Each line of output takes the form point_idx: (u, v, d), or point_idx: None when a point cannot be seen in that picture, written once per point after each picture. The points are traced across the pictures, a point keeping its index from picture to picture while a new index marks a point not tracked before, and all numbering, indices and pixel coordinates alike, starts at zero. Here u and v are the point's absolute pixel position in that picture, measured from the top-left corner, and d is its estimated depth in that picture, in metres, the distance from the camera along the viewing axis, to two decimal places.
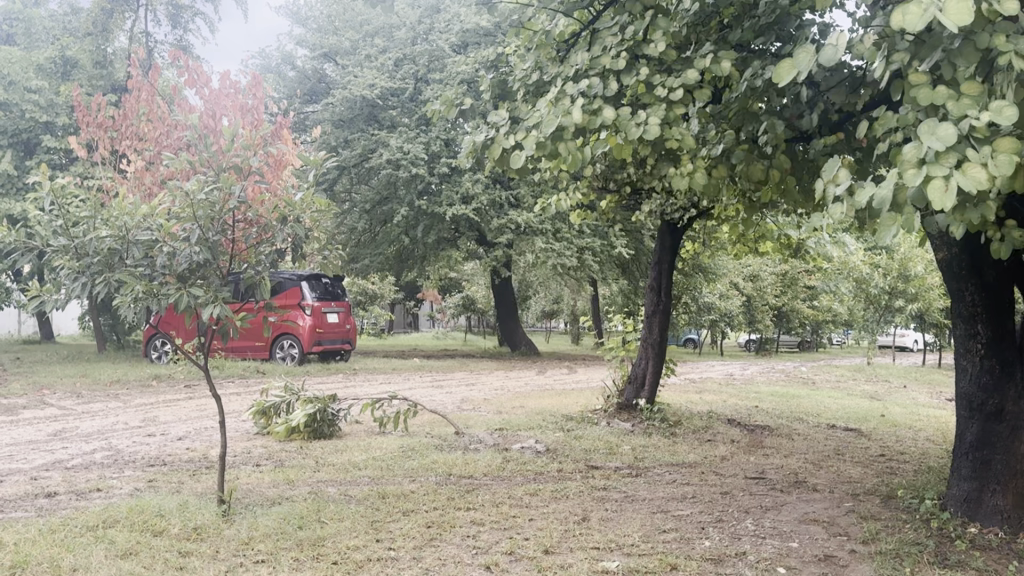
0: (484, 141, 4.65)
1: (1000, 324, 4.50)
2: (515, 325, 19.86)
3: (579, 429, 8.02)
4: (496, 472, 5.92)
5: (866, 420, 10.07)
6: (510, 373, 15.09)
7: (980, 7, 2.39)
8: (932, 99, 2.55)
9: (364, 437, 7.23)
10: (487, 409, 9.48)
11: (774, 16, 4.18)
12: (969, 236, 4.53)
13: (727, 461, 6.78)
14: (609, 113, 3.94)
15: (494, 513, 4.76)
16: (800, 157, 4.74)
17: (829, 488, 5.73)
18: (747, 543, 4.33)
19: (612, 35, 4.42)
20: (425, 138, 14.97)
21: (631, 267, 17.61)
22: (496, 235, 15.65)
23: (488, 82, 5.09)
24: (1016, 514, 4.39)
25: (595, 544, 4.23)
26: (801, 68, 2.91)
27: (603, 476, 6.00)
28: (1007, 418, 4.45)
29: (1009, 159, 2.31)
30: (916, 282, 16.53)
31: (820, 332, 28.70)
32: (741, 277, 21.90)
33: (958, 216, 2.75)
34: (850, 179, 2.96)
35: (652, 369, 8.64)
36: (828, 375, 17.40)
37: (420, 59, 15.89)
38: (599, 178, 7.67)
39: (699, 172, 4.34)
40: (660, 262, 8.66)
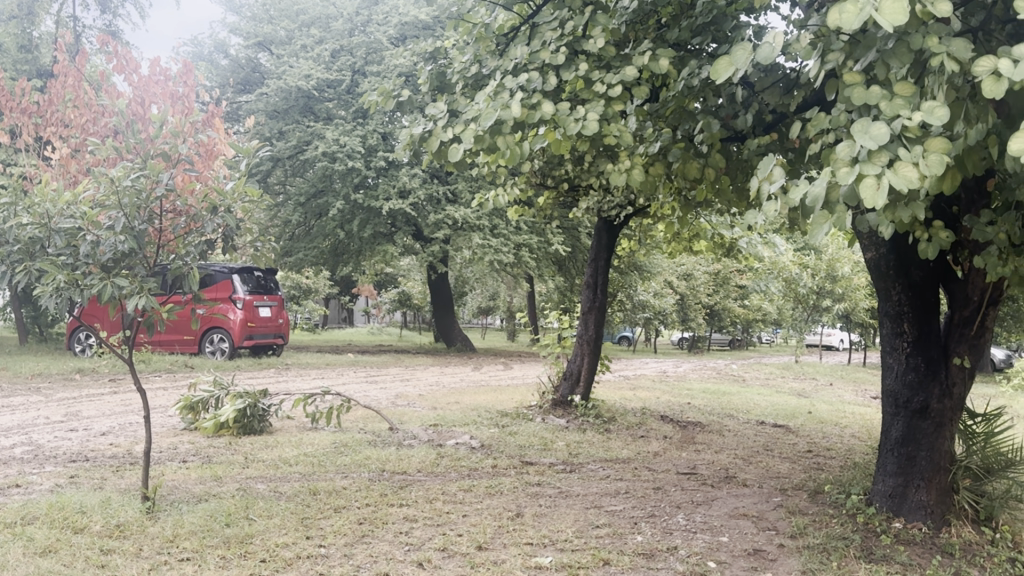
0: (421, 134, 4.57)
1: (925, 322, 4.60)
2: (451, 321, 19.78)
3: (513, 425, 8.02)
4: (430, 467, 5.87)
5: (794, 417, 10.26)
6: (445, 369, 15.03)
7: (914, 8, 2.42)
8: (866, 99, 2.58)
9: (296, 433, 7.11)
10: (422, 405, 9.40)
11: (710, 16, 4.20)
12: (896, 236, 4.63)
13: (659, 457, 6.83)
14: (549, 108, 3.91)
15: (427, 509, 4.71)
16: (734, 157, 4.78)
17: (758, 483, 5.83)
18: (679, 537, 4.36)
19: (551, 30, 4.40)
20: (362, 131, 14.82)
21: (568, 264, 17.70)
22: (433, 230, 15.56)
23: (426, 75, 5.02)
24: (938, 509, 4.54)
25: (528, 539, 4.21)
26: (738, 65, 2.91)
27: (537, 472, 6.00)
28: (932, 415, 4.55)
29: (940, 159, 2.35)
30: (843, 282, 16.94)
31: (751, 330, 29.23)
32: (675, 276, 22.17)
33: (889, 215, 2.80)
34: (784, 177, 2.98)
35: (587, 366, 8.67)
36: (758, 373, 17.72)
37: (358, 51, 15.72)
38: (537, 175, 7.66)
39: (636, 170, 4.35)
40: (596, 259, 8.70)
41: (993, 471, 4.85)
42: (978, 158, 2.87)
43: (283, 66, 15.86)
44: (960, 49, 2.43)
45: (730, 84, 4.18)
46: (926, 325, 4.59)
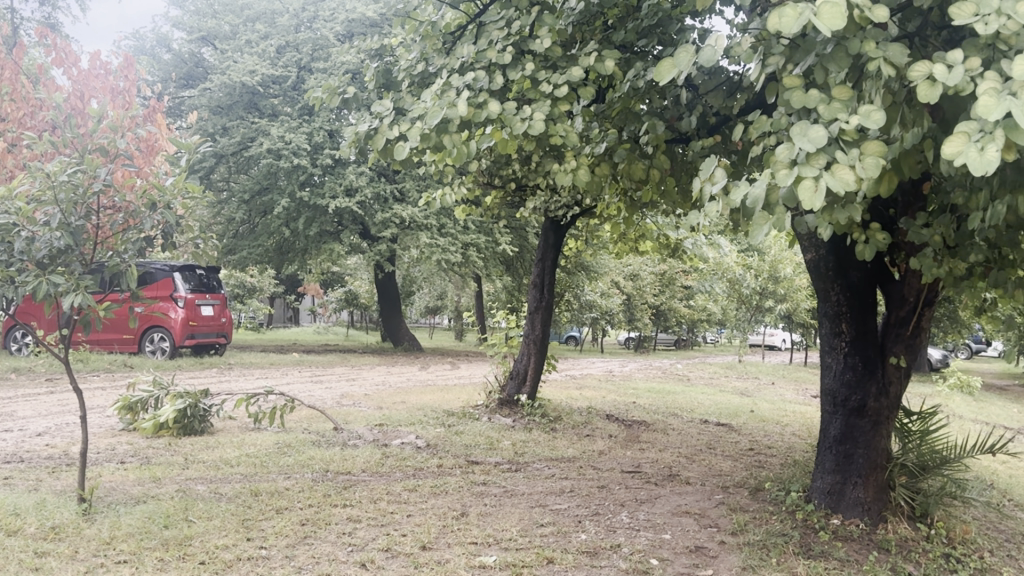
0: (367, 131, 4.54)
1: (863, 323, 4.70)
2: (399, 321, 19.68)
3: (459, 424, 8.00)
4: (375, 467, 5.83)
5: (737, 416, 10.40)
6: (391, 368, 14.93)
7: (852, 13, 2.46)
8: (805, 102, 2.63)
9: (238, 433, 7.01)
10: (368, 405, 9.33)
11: (655, 19, 4.24)
12: (835, 238, 4.72)
13: (604, 456, 6.87)
14: (495, 107, 3.91)
15: (371, 509, 4.68)
16: (679, 158, 4.82)
17: (701, 480, 5.90)
18: (622, 535, 4.39)
19: (498, 29, 4.39)
20: (308, 128, 14.71)
21: (515, 264, 17.72)
22: (380, 229, 15.46)
23: (372, 73, 4.98)
24: (874, 506, 4.65)
25: (472, 539, 4.21)
26: (681, 67, 2.94)
27: (483, 471, 6.00)
28: (869, 414, 4.65)
29: (876, 162, 2.40)
30: (785, 283, 17.25)
31: (696, 330, 29.61)
32: (622, 276, 22.35)
33: (827, 216, 2.85)
34: (726, 179, 3.01)
35: (533, 365, 8.69)
36: (703, 372, 17.92)
37: (304, 47, 15.57)
38: (484, 174, 7.65)
39: (581, 170, 4.37)
40: (543, 259, 8.73)
41: (928, 468, 4.97)
42: (914, 161, 2.94)
43: (228, 61, 15.61)
44: (897, 55, 2.49)
45: (675, 87, 4.23)
46: (863, 325, 4.68)
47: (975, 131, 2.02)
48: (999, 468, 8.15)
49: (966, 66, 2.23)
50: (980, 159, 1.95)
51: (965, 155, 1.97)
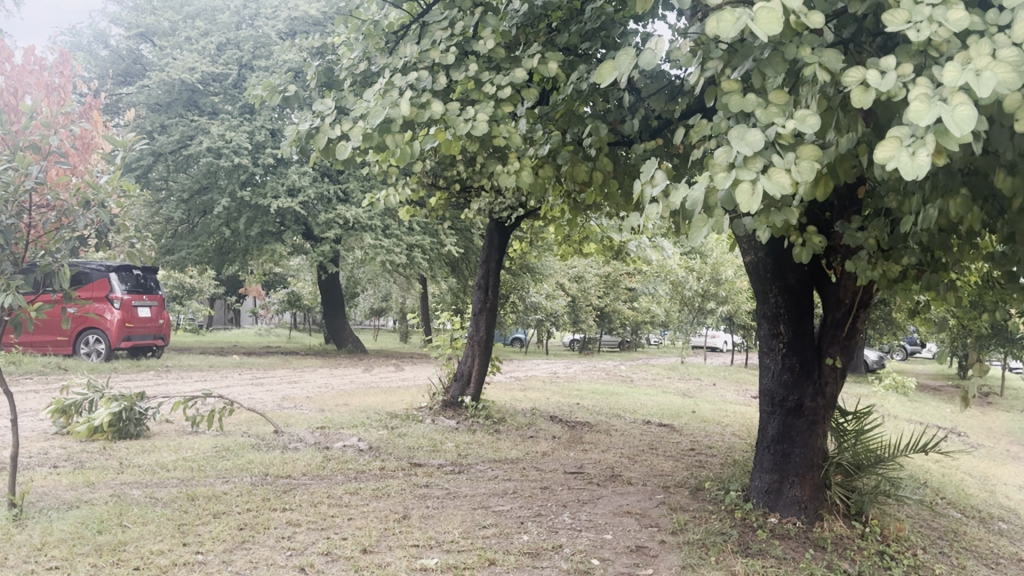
0: (307, 131, 4.47)
1: (799, 325, 4.78)
2: (342, 322, 19.52)
3: (402, 426, 7.95)
4: (315, 471, 5.76)
5: (679, 416, 10.52)
6: (334, 370, 14.79)
7: (789, 19, 2.50)
8: (743, 106, 2.66)
9: (175, 437, 6.88)
10: (309, 408, 9.23)
11: (599, 21, 4.27)
12: (773, 242, 4.79)
13: (547, 457, 6.90)
14: (437, 108, 3.90)
15: (311, 513, 4.62)
16: (622, 161, 4.85)
17: (642, 481, 5.95)
18: (564, 536, 4.40)
19: (442, 29, 4.37)
20: (249, 126, 14.52)
21: (461, 265, 17.68)
22: (323, 230, 15.32)
23: (314, 71, 4.91)
24: (811, 504, 4.73)
25: (414, 541, 4.18)
26: (622, 70, 2.96)
27: (425, 474, 5.96)
28: (805, 414, 4.74)
29: (811, 166, 2.43)
30: (726, 285, 17.54)
31: (640, 332, 29.90)
32: (567, 278, 22.48)
33: (764, 220, 2.90)
34: (666, 182, 3.04)
35: (477, 367, 8.67)
36: (646, 373, 18.10)
37: (245, 45, 15.38)
38: (428, 175, 7.62)
39: (524, 172, 4.38)
40: (488, 260, 8.73)
41: (862, 467, 5.08)
42: (849, 166, 2.99)
43: (166, 58, 15.33)
44: (832, 61, 2.53)
45: (617, 90, 4.25)
46: (801, 327, 4.77)
47: (907, 136, 2.06)
48: (930, 466, 8.37)
49: (898, 73, 2.27)
50: (912, 164, 1.99)
51: (897, 160, 2.01)
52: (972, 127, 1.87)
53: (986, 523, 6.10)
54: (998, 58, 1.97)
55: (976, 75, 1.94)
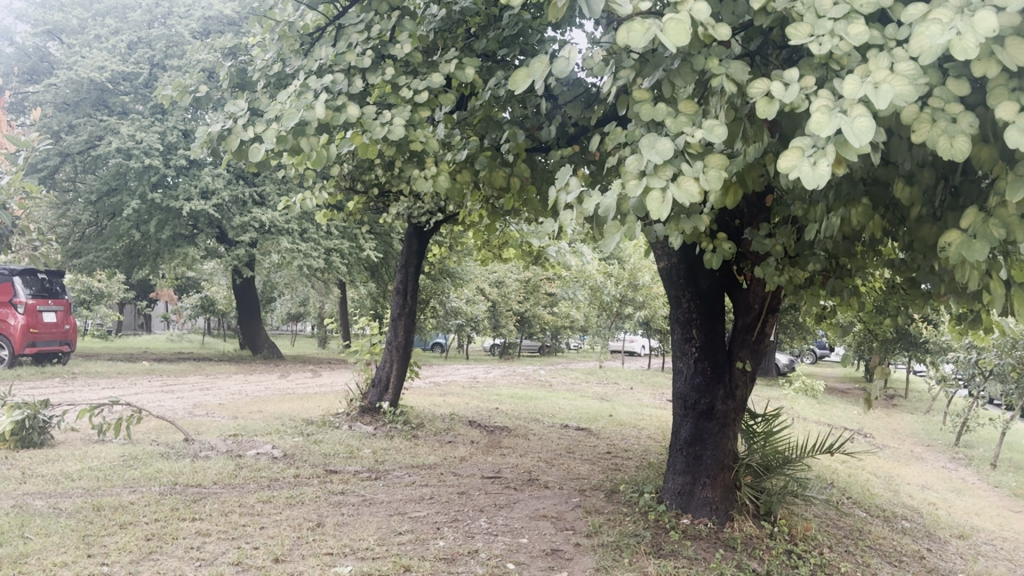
0: (219, 132, 4.34)
1: (710, 330, 4.88)
2: (258, 327, 19.18)
3: (318, 433, 7.84)
4: (227, 479, 5.64)
5: (596, 420, 10.65)
6: (249, 377, 14.51)
7: (698, 31, 2.55)
8: (654, 115, 2.72)
9: (81, 446, 6.65)
10: (222, 415, 9.03)
11: (517, 28, 4.31)
12: (685, 247, 4.88)
13: (465, 462, 6.91)
14: (353, 110, 3.86)
15: (221, 523, 4.52)
16: (539, 166, 4.86)
17: (558, 484, 5.99)
18: (480, 541, 4.40)
19: (358, 32, 4.34)
20: (160, 127, 14.15)
21: (381, 270, 17.57)
22: (238, 233, 15.03)
23: (226, 71, 4.79)
24: (721, 505, 4.83)
25: (328, 549, 4.13)
26: (535, 78, 2.97)
27: (341, 481, 5.89)
28: (716, 416, 4.85)
29: (718, 175, 2.49)
30: (643, 291, 17.88)
31: (559, 337, 30.17)
32: (487, 283, 22.56)
33: (674, 227, 2.96)
34: (579, 189, 3.06)
35: (396, 372, 8.62)
36: (564, 378, 18.25)
37: (157, 44, 15.00)
38: (346, 178, 7.55)
39: (441, 177, 4.37)
40: (407, 264, 8.68)
41: (771, 468, 5.20)
42: (756, 174, 3.07)
43: (73, 57, 14.83)
44: (738, 72, 2.61)
45: (534, 96, 4.27)
46: (712, 331, 4.88)
47: (808, 146, 2.13)
48: (837, 466, 8.64)
49: (801, 84, 2.35)
50: (813, 173, 2.05)
51: (800, 170, 2.08)
52: (869, 138, 1.94)
53: (889, 521, 6.32)
54: (895, 71, 2.04)
55: (874, 88, 2.00)
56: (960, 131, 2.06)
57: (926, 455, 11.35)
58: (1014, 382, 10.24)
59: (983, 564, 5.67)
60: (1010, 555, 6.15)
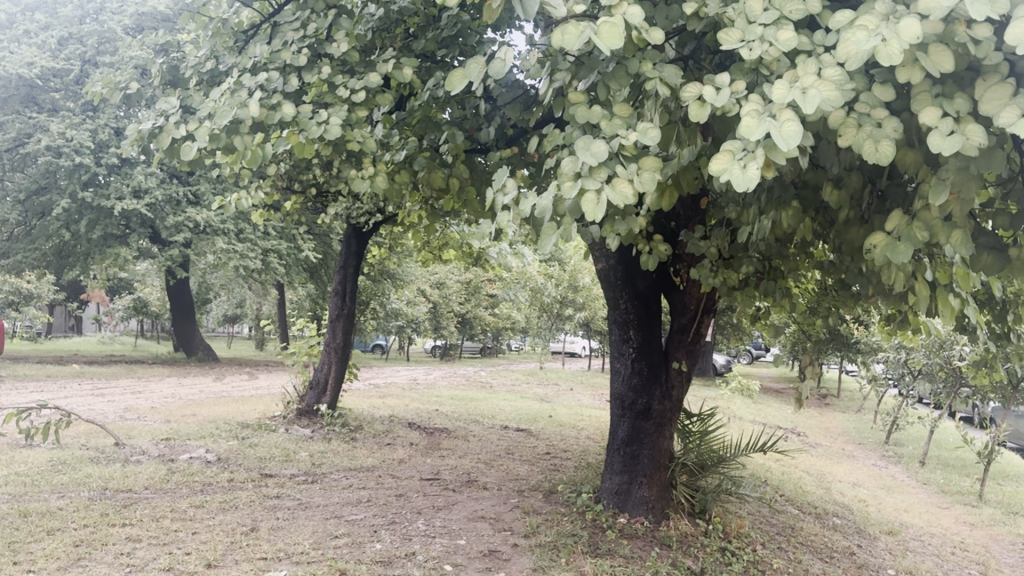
0: (150, 130, 4.23)
1: (647, 331, 4.94)
2: (193, 329, 18.84)
3: (254, 437, 7.73)
4: (159, 484, 5.53)
5: (536, 421, 10.69)
6: (183, 379, 14.23)
7: (632, 35, 2.58)
8: (589, 117, 2.73)
9: (7, 451, 6.46)
10: (155, 419, 8.85)
11: (456, 29, 4.30)
12: (623, 249, 4.93)
13: (404, 464, 6.88)
14: (289, 109, 3.81)
15: (152, 528, 4.43)
16: (478, 168, 4.85)
17: (497, 485, 6.00)
18: (417, 543, 4.38)
19: (294, 30, 4.29)
20: (92, 125, 13.79)
21: (320, 272, 17.39)
22: (172, 233, 14.74)
23: (158, 68, 4.68)
24: (657, 504, 4.89)
25: (262, 554, 4.07)
26: (472, 78, 2.96)
27: (277, 484, 5.82)
28: (653, 416, 4.90)
29: (652, 177, 2.51)
30: (584, 292, 18.02)
31: (500, 338, 30.23)
32: (429, 284, 22.51)
33: (609, 228, 2.98)
34: (516, 190, 3.06)
35: (334, 374, 8.56)
36: (505, 379, 18.30)
37: (88, 40, 14.63)
38: (284, 178, 7.46)
39: (379, 177, 4.33)
40: (346, 266, 8.61)
41: (706, 467, 5.30)
42: (692, 177, 3.11)
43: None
44: (671, 76, 2.64)
45: (473, 97, 4.26)
46: (648, 332, 4.93)
47: (739, 150, 2.16)
48: (771, 465, 8.81)
49: (732, 88, 2.39)
50: (743, 176, 2.09)
51: (730, 173, 2.11)
52: (798, 142, 1.98)
53: (820, 518, 6.46)
54: (823, 77, 2.09)
55: (802, 92, 2.05)
56: (885, 135, 2.12)
57: (858, 453, 11.63)
58: (941, 381, 10.54)
59: (911, 559, 5.82)
60: (937, 550, 6.33)
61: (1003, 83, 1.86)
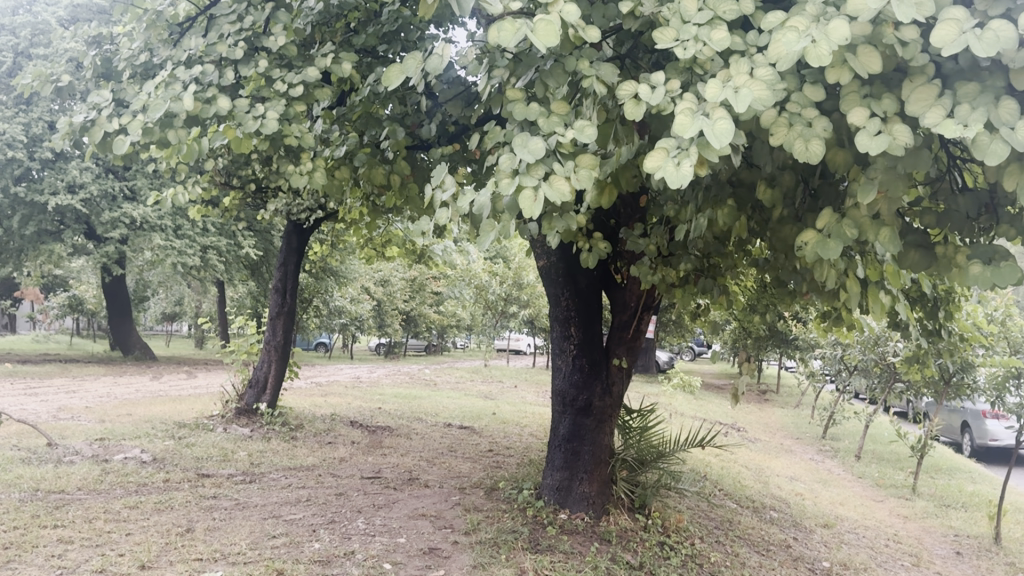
0: (81, 123, 4.10)
1: (588, 328, 4.96)
2: (129, 328, 18.47)
3: (191, 436, 7.60)
4: (92, 485, 5.40)
5: (479, 418, 10.69)
6: (119, 379, 13.93)
7: (570, 33, 2.58)
8: (527, 114, 2.73)
9: None
10: (89, 418, 8.64)
11: (396, 25, 4.25)
12: (564, 246, 4.94)
13: (345, 462, 6.82)
14: (224, 103, 3.73)
15: (84, 530, 4.33)
16: (420, 165, 4.81)
17: (438, 483, 5.99)
18: (356, 542, 4.34)
19: (230, 23, 4.21)
20: (25, 117, 13.40)
21: (260, 268, 17.14)
22: (108, 229, 14.41)
23: (90, 60, 4.53)
24: (598, 499, 4.92)
25: (198, 555, 4.00)
26: (410, 74, 2.93)
27: (213, 484, 5.72)
28: (594, 412, 4.93)
29: (589, 174, 2.52)
30: (528, 289, 18.06)
31: (445, 336, 30.18)
32: (373, 282, 22.37)
33: (548, 225, 2.97)
34: (455, 187, 3.04)
35: (274, 372, 8.44)
36: (449, 377, 18.26)
37: (21, 31, 14.21)
38: (222, 174, 7.33)
39: (317, 173, 4.27)
40: (286, 263, 8.50)
41: (646, 462, 5.36)
42: (629, 175, 3.12)
43: None
44: (607, 74, 2.65)
45: (414, 93, 4.22)
46: (589, 329, 4.96)
47: (673, 148, 2.18)
48: (711, 460, 8.92)
49: (667, 87, 2.40)
50: (677, 173, 2.10)
51: (664, 171, 2.12)
52: (729, 140, 2.00)
53: (758, 512, 6.56)
54: (755, 77, 2.11)
55: (734, 92, 2.07)
56: (815, 134, 2.15)
57: (795, 447, 11.85)
58: (876, 376, 10.78)
59: (845, 551, 5.94)
60: (871, 542, 6.47)
61: (928, 84, 1.90)
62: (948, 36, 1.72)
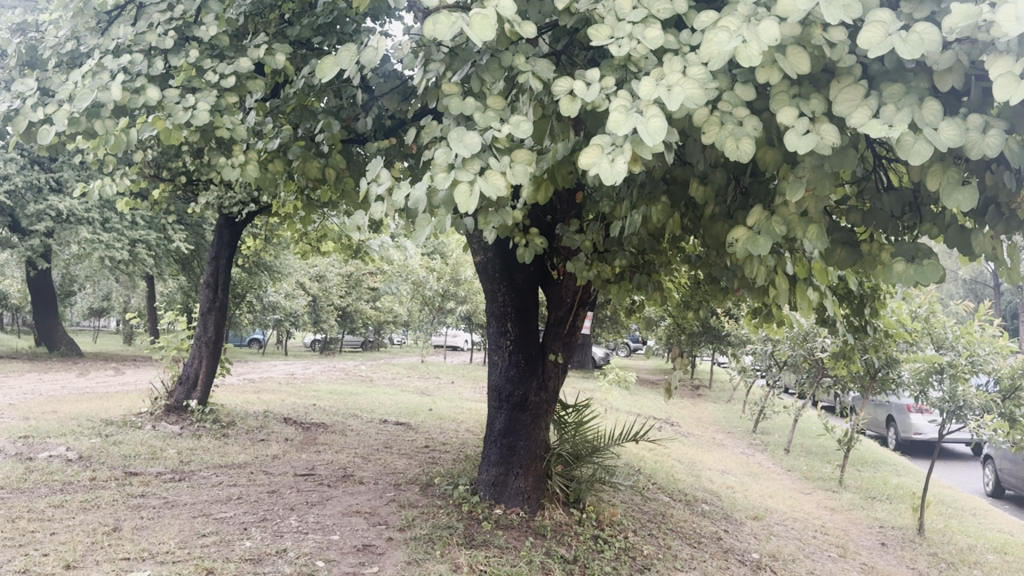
0: (4, 112, 3.94)
1: (523, 323, 4.98)
2: (55, 323, 17.98)
3: (119, 434, 7.42)
4: (15, 484, 5.23)
5: (415, 414, 10.64)
6: (43, 376, 13.51)
7: (506, 28, 2.57)
8: (462, 108, 2.71)
9: None
10: (10, 416, 8.36)
11: (332, 16, 4.18)
12: (500, 242, 4.94)
13: (278, 459, 6.73)
14: (152, 93, 3.63)
15: (6, 530, 4.18)
16: (355, 158, 4.75)
17: (373, 479, 5.95)
18: (289, 539, 4.29)
19: (160, 12, 4.10)
20: None
21: (192, 263, 16.80)
22: (32, 222, 14.02)
23: (13, 47, 4.35)
24: (533, 494, 4.94)
25: (125, 554, 3.92)
26: (344, 66, 2.89)
27: (141, 483, 5.58)
28: (530, 408, 4.96)
29: (524, 169, 2.52)
30: (465, 285, 18.05)
31: (381, 332, 29.95)
32: (308, 277, 22.09)
33: (484, 219, 2.95)
34: (390, 180, 3.00)
35: (205, 369, 8.28)
36: (385, 373, 18.15)
37: None
38: (152, 166, 7.16)
39: (250, 166, 4.20)
40: (218, 257, 8.34)
41: (581, 457, 5.39)
42: (566, 171, 3.13)
43: None
44: (544, 69, 2.65)
45: (350, 86, 4.16)
46: (525, 325, 4.97)
47: (607, 145, 2.18)
48: (645, 454, 9.04)
49: (602, 85, 2.41)
50: (611, 170, 2.11)
51: (598, 166, 2.13)
52: (662, 139, 2.02)
53: (690, 505, 6.68)
54: (687, 76, 2.13)
55: (667, 90, 2.08)
56: (745, 134, 2.19)
57: (727, 442, 12.05)
58: (805, 371, 11.02)
59: (774, 543, 6.07)
60: (799, 534, 6.62)
61: (855, 84, 1.94)
62: (875, 37, 1.76)
